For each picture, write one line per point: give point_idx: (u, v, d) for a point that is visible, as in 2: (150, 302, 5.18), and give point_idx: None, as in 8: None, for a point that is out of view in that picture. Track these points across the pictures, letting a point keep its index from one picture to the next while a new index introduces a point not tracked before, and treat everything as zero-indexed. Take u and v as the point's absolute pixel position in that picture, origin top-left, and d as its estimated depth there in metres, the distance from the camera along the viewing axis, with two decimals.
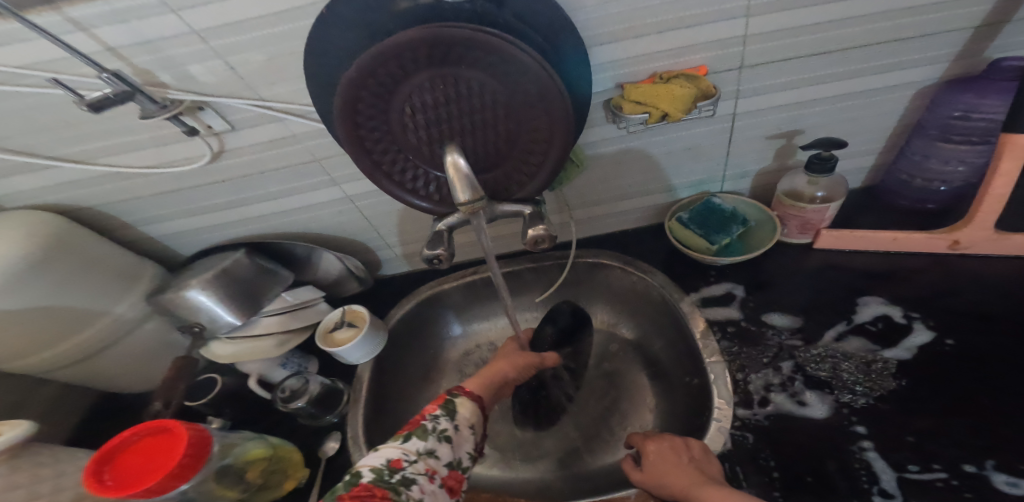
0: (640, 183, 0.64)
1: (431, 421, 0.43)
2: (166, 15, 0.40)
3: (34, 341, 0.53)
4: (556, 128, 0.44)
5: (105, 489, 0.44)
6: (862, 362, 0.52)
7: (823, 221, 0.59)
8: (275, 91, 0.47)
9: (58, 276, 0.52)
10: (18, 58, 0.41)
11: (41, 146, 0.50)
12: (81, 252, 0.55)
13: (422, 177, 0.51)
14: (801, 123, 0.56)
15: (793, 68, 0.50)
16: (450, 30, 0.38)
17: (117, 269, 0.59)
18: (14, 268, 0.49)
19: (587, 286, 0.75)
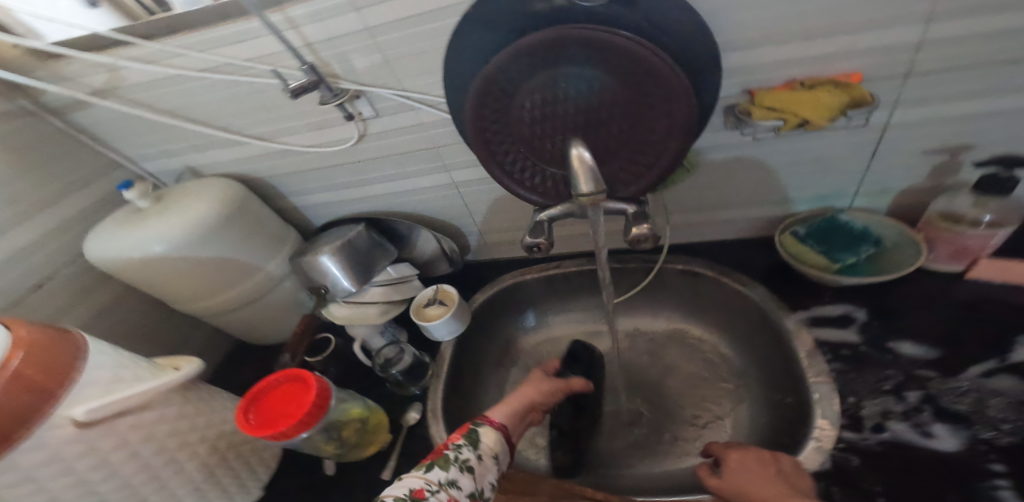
0: (751, 193, 0.60)
1: (454, 450, 0.42)
2: (349, 15, 0.50)
3: (211, 286, 0.66)
4: (675, 129, 0.44)
5: (251, 425, 0.53)
6: (1012, 400, 0.46)
7: (983, 249, 0.52)
8: (417, 83, 0.56)
9: (232, 236, 0.64)
10: (242, 54, 0.55)
11: (242, 125, 0.65)
12: (252, 214, 0.68)
13: (531, 171, 0.52)
14: (976, 137, 0.48)
15: (976, 74, 0.42)
16: (586, 31, 0.40)
17: (271, 233, 0.71)
18: (208, 220, 0.61)
19: (675, 293, 0.72)
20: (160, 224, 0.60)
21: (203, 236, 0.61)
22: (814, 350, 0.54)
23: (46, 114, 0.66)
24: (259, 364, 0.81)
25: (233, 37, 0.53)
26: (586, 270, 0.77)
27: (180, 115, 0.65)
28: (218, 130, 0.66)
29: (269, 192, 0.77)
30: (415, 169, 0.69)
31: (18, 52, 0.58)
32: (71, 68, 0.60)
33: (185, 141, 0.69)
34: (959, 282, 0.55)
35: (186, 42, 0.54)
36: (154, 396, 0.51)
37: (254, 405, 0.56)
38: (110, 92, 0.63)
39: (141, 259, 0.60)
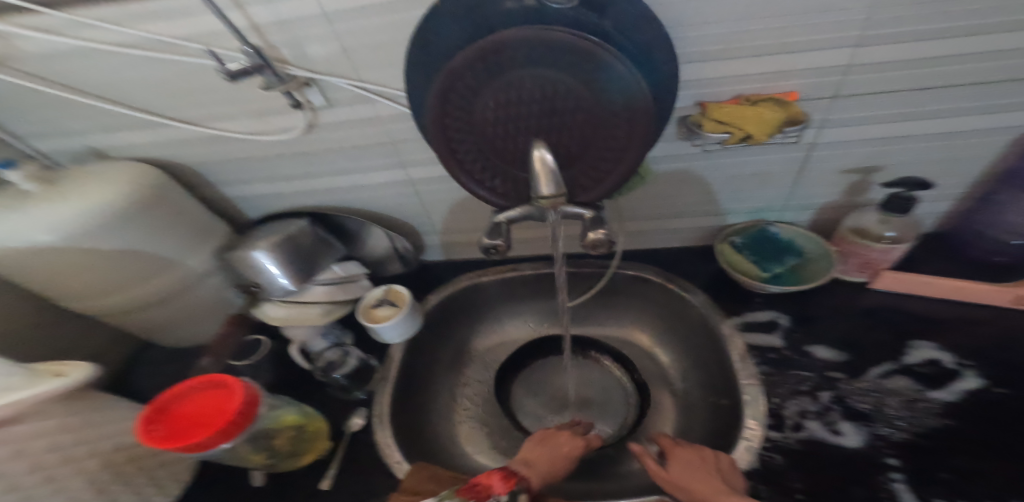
0: (696, 203, 0.64)
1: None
2: None
3: (118, 280, 0.58)
4: (635, 138, 0.46)
5: (155, 440, 0.44)
6: (905, 399, 0.52)
7: (886, 261, 0.59)
8: (375, 74, 0.54)
9: (148, 224, 0.57)
10: (176, 30, 0.50)
11: (172, 108, 0.59)
12: (175, 202, 0.62)
13: (491, 171, 0.52)
14: (882, 160, 0.55)
15: (884, 103, 0.49)
16: (556, 34, 0.41)
17: (195, 224, 0.64)
18: (120, 208, 0.54)
19: (624, 298, 0.75)
20: (51, 211, 0.51)
21: (114, 225, 0.54)
22: (746, 354, 0.58)
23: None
24: (175, 370, 0.73)
25: (166, 11, 0.48)
26: (541, 273, 0.78)
27: (95, 92, 0.58)
28: (139, 111, 0.59)
29: (202, 180, 0.71)
30: (370, 163, 0.66)
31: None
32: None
33: (97, 122, 0.62)
34: (868, 291, 0.62)
35: (107, 13, 0.49)
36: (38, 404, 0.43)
37: (162, 416, 0.47)
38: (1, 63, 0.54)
39: (31, 250, 0.51)
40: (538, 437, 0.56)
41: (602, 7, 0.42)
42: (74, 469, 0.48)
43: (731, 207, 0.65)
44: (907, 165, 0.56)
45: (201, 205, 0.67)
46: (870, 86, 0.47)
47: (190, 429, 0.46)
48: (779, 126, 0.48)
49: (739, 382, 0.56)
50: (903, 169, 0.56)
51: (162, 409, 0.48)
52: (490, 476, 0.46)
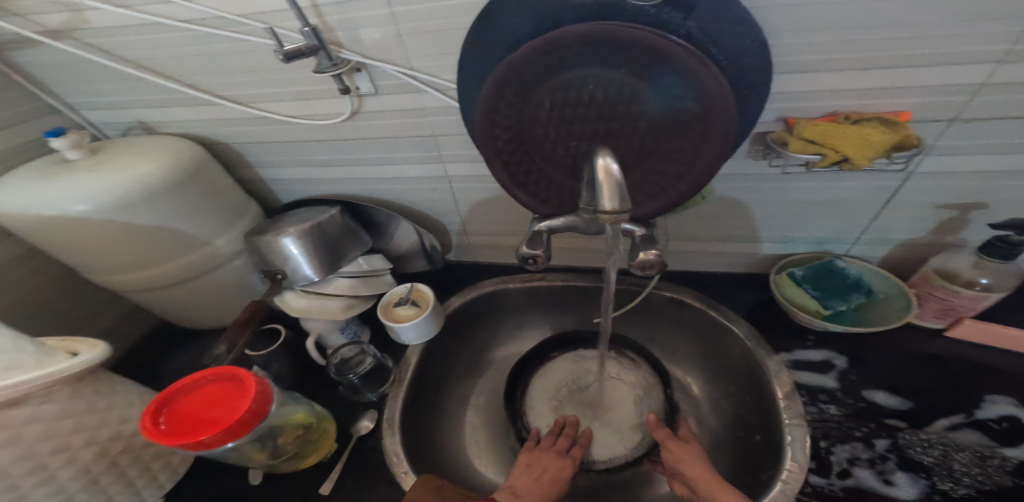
0: (749, 227, 0.61)
1: None
2: None
3: (143, 258, 0.56)
4: (706, 152, 0.42)
5: (156, 434, 0.41)
6: (975, 455, 0.47)
7: (970, 310, 0.54)
8: (428, 64, 0.52)
9: (181, 203, 0.55)
10: (233, 6, 0.49)
11: (214, 86, 0.58)
12: (214, 182, 0.60)
13: (537, 176, 0.49)
14: (967, 196, 0.51)
15: (979, 132, 0.45)
16: (634, 31, 0.38)
17: (228, 204, 0.62)
18: (150, 183, 0.52)
19: (654, 319, 0.71)
20: (86, 180, 0.50)
21: (142, 201, 0.52)
22: (792, 392, 0.54)
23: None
24: (184, 353, 0.70)
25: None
26: (571, 285, 0.74)
27: (148, 66, 0.57)
28: (187, 88, 0.58)
29: (237, 162, 0.69)
30: (407, 156, 0.64)
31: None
32: (22, 2, 0.51)
33: (146, 96, 0.61)
34: (931, 335, 0.58)
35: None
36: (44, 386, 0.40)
37: (170, 407, 0.45)
38: (66, 34, 0.54)
39: (62, 218, 0.50)
40: (525, 461, 0.55)
41: (688, 7, 0.39)
42: (68, 457, 0.45)
43: (786, 232, 0.61)
44: (995, 204, 0.51)
45: (236, 185, 0.65)
46: (967, 114, 0.44)
47: (197, 422, 0.43)
48: (886, 149, 0.43)
49: (782, 421, 0.52)
50: (985, 207, 0.52)
51: (171, 400, 0.45)
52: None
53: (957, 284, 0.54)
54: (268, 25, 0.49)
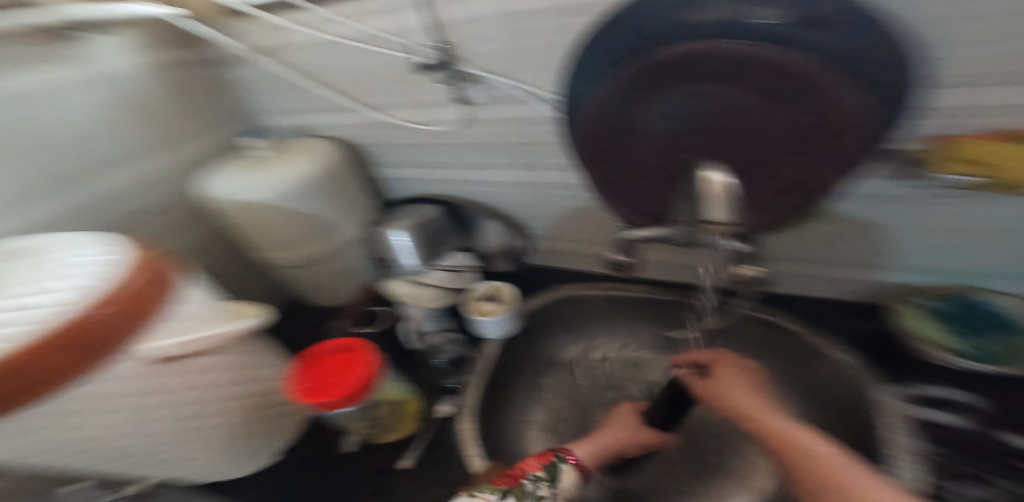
0: (872, 252, 0.59)
1: (531, 482, 0.44)
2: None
3: (291, 240, 0.67)
4: (825, 176, 0.40)
5: (298, 389, 0.50)
6: None
7: None
8: (537, 76, 0.55)
9: (324, 194, 0.66)
10: (384, 25, 0.57)
11: (362, 94, 0.67)
12: (344, 177, 0.70)
13: (630, 189, 0.50)
14: None
15: None
16: (750, 48, 0.37)
17: (351, 197, 0.72)
18: (301, 178, 0.63)
19: (740, 344, 0.67)
20: (270, 174, 0.63)
21: (296, 192, 0.62)
22: (904, 426, 0.48)
23: (199, 66, 0.75)
24: (303, 324, 0.81)
25: (379, 9, 0.56)
26: (652, 298, 0.72)
27: (317, 76, 0.68)
28: (342, 95, 0.69)
29: (364, 161, 0.79)
30: (507, 162, 0.68)
31: (207, 10, 0.66)
32: (256, 28, 0.65)
33: (307, 102, 0.73)
34: None
35: (347, 11, 0.57)
36: (230, 341, 0.45)
37: (303, 370, 0.52)
38: (276, 53, 0.68)
39: (245, 203, 0.62)
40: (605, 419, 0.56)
41: (826, 23, 0.36)
42: None
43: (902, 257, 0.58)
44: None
45: (359, 184, 0.74)
46: None
47: (324, 386, 0.50)
48: None
49: (888, 454, 0.46)
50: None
51: (305, 364, 0.53)
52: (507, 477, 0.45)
53: None
54: (409, 42, 0.57)
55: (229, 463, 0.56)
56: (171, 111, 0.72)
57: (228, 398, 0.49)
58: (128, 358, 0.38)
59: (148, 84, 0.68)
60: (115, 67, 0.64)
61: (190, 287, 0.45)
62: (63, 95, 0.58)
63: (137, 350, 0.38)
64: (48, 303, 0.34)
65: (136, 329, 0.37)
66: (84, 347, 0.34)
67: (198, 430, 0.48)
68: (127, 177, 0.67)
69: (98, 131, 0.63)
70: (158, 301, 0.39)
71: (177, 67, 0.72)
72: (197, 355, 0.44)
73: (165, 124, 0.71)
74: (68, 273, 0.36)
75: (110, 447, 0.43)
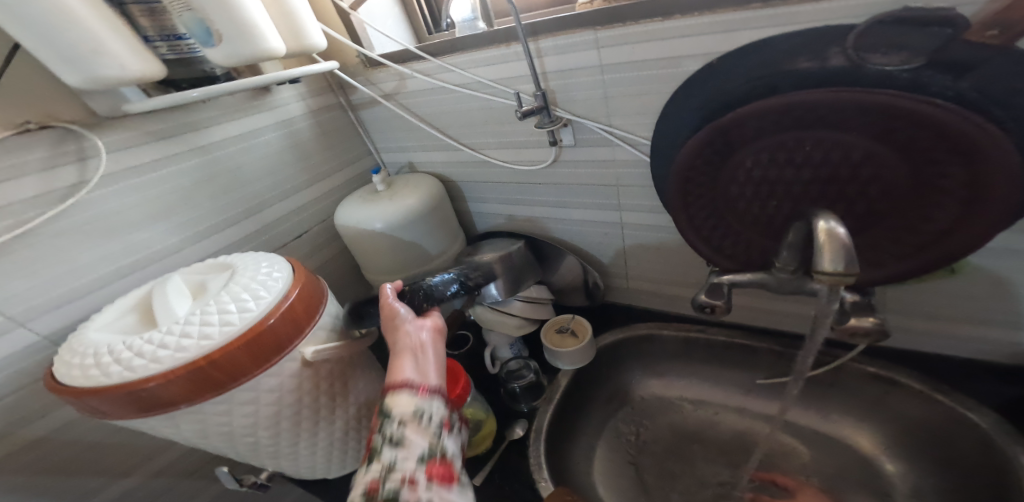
0: (1009, 311, 0.52)
1: (379, 436, 0.43)
2: (590, 50, 0.55)
3: (394, 265, 0.75)
4: (966, 224, 0.39)
5: None
6: None
7: None
8: (628, 122, 0.59)
9: (426, 225, 0.74)
10: (492, 74, 0.64)
11: (462, 136, 0.75)
12: (444, 212, 0.78)
13: (724, 231, 0.51)
14: None
15: None
16: (876, 96, 0.37)
17: (448, 230, 0.79)
18: (416, 211, 0.72)
19: (849, 394, 0.64)
20: (384, 206, 0.71)
21: (411, 223, 0.72)
22: None
23: (349, 109, 0.84)
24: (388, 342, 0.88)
25: (491, 60, 0.62)
26: (735, 342, 0.71)
27: (423, 118, 0.76)
28: (444, 135, 0.77)
29: (455, 195, 0.87)
30: (590, 201, 0.72)
31: (353, 59, 0.75)
32: (377, 75, 0.75)
33: (411, 140, 0.82)
34: None
35: (459, 61, 0.65)
36: (349, 351, 0.52)
37: None
38: (391, 97, 0.77)
39: (367, 231, 0.71)
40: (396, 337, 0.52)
41: (963, 69, 0.37)
42: None
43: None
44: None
45: (453, 217, 0.82)
46: None
47: None
48: None
49: None
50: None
51: None
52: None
53: None
54: (513, 88, 0.63)
55: (328, 464, 0.61)
56: (319, 148, 0.79)
57: (342, 402, 0.55)
58: (292, 357, 0.46)
59: (306, 125, 0.77)
60: (290, 111, 0.74)
61: (331, 296, 0.54)
62: (251, 137, 0.69)
63: (304, 351, 0.47)
64: (246, 305, 0.43)
65: (296, 336, 0.45)
66: (263, 340, 0.42)
67: (315, 430, 0.54)
68: (284, 209, 0.75)
69: (269, 173, 0.72)
70: (312, 309, 0.48)
71: (328, 111, 0.80)
72: (331, 361, 0.51)
73: (318, 160, 0.79)
74: (255, 282, 0.45)
75: (258, 441, 0.49)
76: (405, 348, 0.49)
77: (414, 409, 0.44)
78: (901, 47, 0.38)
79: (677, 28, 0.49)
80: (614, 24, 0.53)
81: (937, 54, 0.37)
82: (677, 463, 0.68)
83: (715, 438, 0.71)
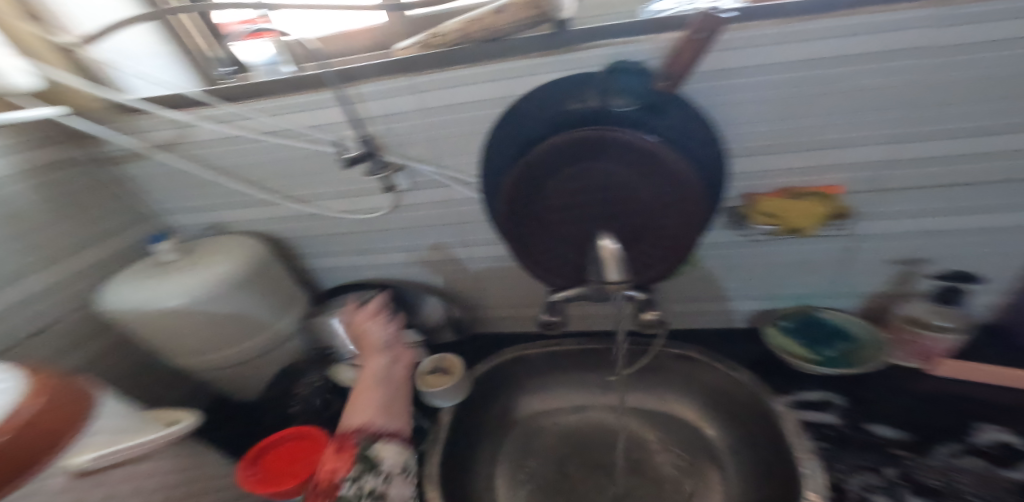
0: (746, 279, 0.71)
1: (361, 483, 0.48)
2: (408, 96, 0.59)
3: (218, 340, 0.67)
4: (689, 224, 0.52)
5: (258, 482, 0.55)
6: (977, 480, 0.54)
7: (941, 351, 0.63)
8: (456, 164, 0.64)
9: (251, 293, 0.68)
10: (306, 121, 0.63)
11: (291, 192, 0.72)
12: (273, 273, 0.72)
13: (550, 252, 0.58)
14: (921, 250, 0.63)
15: (914, 196, 0.58)
16: (619, 134, 0.49)
17: (285, 293, 0.74)
18: (234, 277, 0.65)
19: (667, 377, 0.77)
20: (189, 278, 0.63)
21: (227, 294, 0.64)
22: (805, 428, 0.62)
23: (106, 164, 0.73)
24: (238, 430, 0.75)
25: (302, 106, 0.62)
26: (586, 347, 0.79)
27: (236, 169, 0.72)
28: (263, 192, 0.72)
29: (296, 253, 0.81)
30: (434, 240, 0.75)
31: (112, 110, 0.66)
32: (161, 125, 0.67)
33: (219, 199, 0.75)
34: (928, 378, 0.65)
35: (262, 107, 0.63)
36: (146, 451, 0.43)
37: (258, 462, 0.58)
38: (184, 149, 0.69)
39: (160, 311, 0.61)
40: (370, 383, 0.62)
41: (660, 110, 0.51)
42: None
43: (749, 289, 0.72)
44: (941, 257, 0.63)
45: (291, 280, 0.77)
46: (898, 185, 0.57)
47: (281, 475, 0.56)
48: (825, 219, 0.60)
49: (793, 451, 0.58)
50: (928, 262, 0.64)
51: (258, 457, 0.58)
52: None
53: (923, 328, 0.63)
54: (333, 135, 0.63)
55: None
56: (58, 218, 0.68)
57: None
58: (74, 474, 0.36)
59: (20, 188, 0.63)
60: None
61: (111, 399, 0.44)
62: None
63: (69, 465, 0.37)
64: None
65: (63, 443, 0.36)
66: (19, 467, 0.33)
67: None
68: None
69: None
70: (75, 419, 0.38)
71: (60, 168, 0.68)
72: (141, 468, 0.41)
73: (56, 230, 0.67)
74: None
75: None
76: (378, 385, 0.61)
77: (401, 465, 0.53)
78: (624, 93, 0.50)
79: (467, 77, 0.56)
80: (419, 73, 0.57)
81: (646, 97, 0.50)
82: (560, 468, 0.73)
83: (585, 435, 0.77)
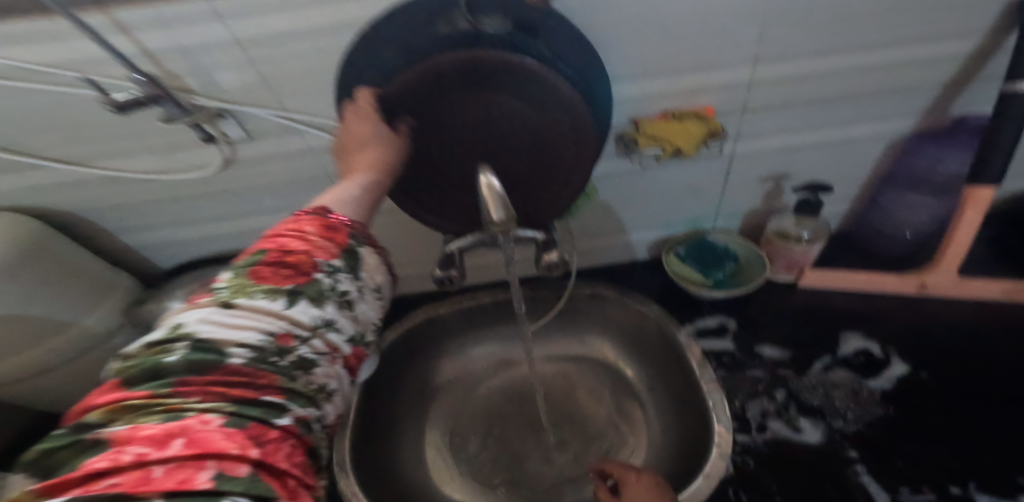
0: (637, 213, 0.71)
1: (329, 274, 0.34)
2: (206, 22, 0.43)
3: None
4: (582, 160, 0.48)
5: None
6: (848, 390, 0.59)
7: (807, 261, 0.69)
8: (299, 103, 0.52)
9: (32, 283, 0.56)
10: (36, 58, 0.44)
11: (81, 157, 0.55)
12: (64, 257, 0.60)
13: (438, 195, 0.54)
14: (787, 166, 0.66)
15: (784, 115, 0.58)
16: (496, 56, 0.41)
17: (93, 279, 0.63)
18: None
19: (582, 319, 0.76)
20: None
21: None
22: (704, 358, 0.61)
23: None
24: None
25: (25, 37, 0.42)
26: (501, 299, 0.74)
27: None
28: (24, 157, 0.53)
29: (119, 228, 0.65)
30: (300, 196, 0.63)
31: None
32: None
33: None
34: (797, 291, 0.72)
35: None
36: None
37: None
38: None
39: None
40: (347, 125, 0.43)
41: (534, 30, 0.42)
42: None
43: (642, 221, 0.72)
44: (802, 171, 0.67)
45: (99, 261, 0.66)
46: (769, 105, 0.57)
47: None
48: (701, 138, 0.56)
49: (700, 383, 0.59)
50: (791, 176, 0.68)
51: None
52: (338, 225, 0.37)
53: (791, 240, 0.69)
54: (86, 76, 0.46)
55: None
56: None
57: None
58: None
59: None
60: None
61: None
62: None
63: None
64: None
65: None
66: None
67: None
68: None
69: None
70: None
71: None
72: None
73: None
74: None
75: None
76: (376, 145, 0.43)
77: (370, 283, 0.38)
78: (495, 9, 0.41)
79: None
80: None
81: (518, 15, 0.41)
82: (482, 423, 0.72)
83: (504, 389, 0.75)
